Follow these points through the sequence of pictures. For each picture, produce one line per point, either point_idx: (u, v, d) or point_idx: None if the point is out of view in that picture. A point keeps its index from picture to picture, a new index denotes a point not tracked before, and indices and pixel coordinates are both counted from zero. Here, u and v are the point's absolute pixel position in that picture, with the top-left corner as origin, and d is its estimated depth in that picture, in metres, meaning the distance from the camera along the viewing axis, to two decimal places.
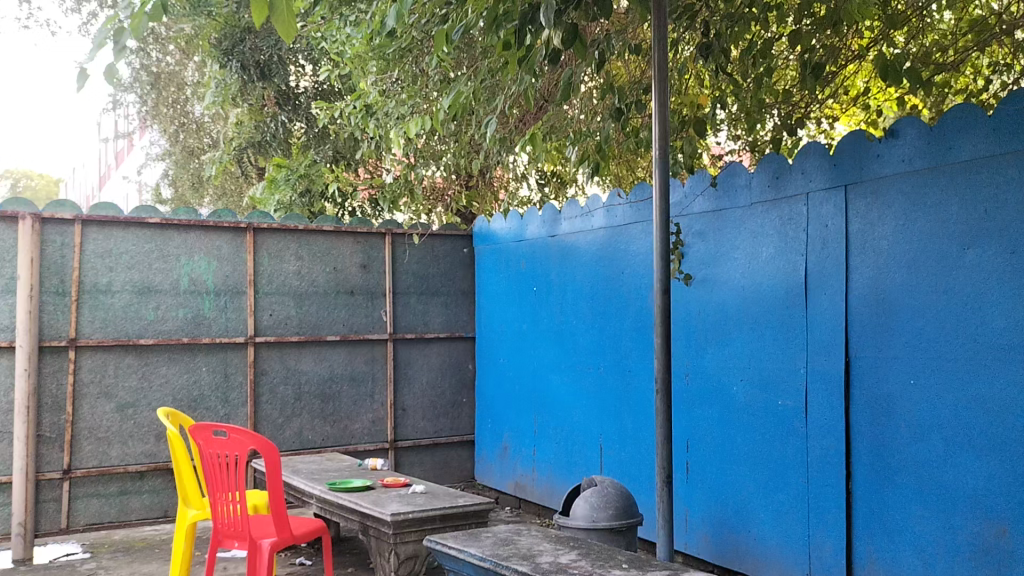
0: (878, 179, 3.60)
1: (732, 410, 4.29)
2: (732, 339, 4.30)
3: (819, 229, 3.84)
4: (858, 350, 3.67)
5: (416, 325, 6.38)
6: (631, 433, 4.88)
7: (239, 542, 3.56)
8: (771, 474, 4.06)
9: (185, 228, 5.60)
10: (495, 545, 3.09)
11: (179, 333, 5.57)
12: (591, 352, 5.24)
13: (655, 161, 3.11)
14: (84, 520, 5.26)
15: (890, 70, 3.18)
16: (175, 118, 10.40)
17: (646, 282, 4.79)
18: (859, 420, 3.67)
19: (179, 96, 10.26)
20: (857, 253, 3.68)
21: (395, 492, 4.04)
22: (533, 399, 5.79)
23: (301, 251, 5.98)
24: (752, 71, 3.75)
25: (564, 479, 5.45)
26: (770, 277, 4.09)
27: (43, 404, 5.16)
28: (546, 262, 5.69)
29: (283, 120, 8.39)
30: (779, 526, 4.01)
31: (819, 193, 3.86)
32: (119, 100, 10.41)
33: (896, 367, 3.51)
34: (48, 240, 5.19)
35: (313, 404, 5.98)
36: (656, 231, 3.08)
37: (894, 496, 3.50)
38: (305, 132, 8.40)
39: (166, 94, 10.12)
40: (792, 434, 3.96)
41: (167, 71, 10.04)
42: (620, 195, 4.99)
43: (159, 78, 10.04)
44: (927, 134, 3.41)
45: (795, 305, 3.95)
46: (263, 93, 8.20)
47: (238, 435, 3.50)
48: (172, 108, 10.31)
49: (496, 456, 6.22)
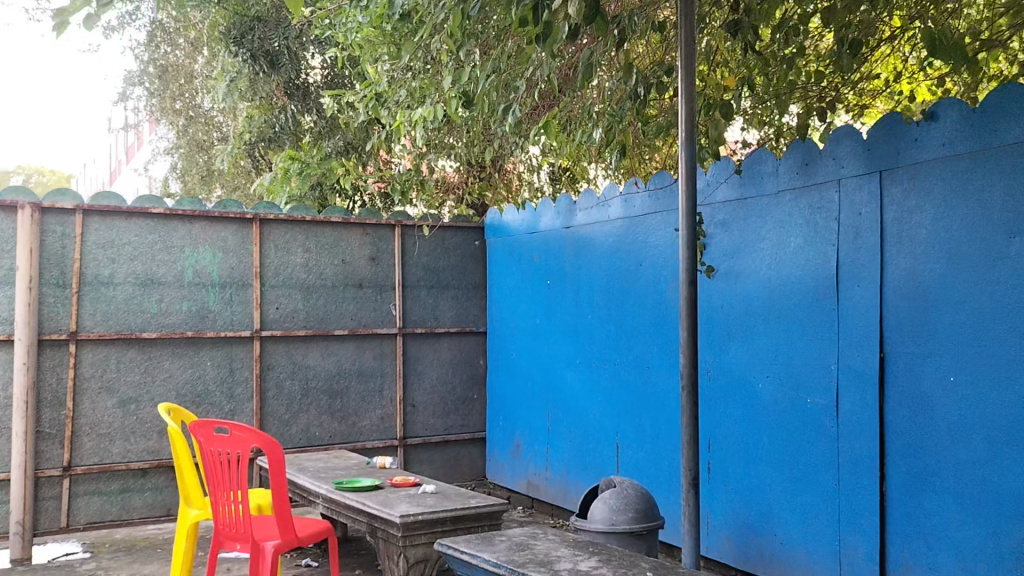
0: (916, 165, 3.40)
1: (757, 408, 4.10)
2: (757, 333, 4.11)
3: (852, 218, 3.65)
4: (893, 345, 3.48)
5: (427, 319, 6.21)
6: (649, 432, 4.70)
7: (241, 544, 3.39)
8: (799, 475, 3.87)
9: (189, 219, 5.44)
10: (510, 550, 2.91)
11: (183, 326, 5.41)
12: (607, 347, 5.06)
13: (682, 143, 2.90)
14: (85, 519, 5.11)
15: (934, 46, 2.99)
16: (184, 111, 10.26)
17: (666, 275, 4.60)
18: (894, 420, 3.47)
19: (188, 88, 10.13)
20: (893, 242, 3.49)
21: (404, 492, 3.87)
22: (546, 396, 5.62)
23: (308, 242, 5.81)
24: (782, 51, 3.57)
25: (579, 478, 5.27)
26: (798, 269, 3.90)
27: (43, 399, 5.01)
28: (561, 254, 5.50)
29: (292, 111, 8.16)
30: (807, 529, 3.83)
31: (852, 179, 3.67)
32: (128, 92, 10.29)
33: (935, 363, 3.31)
34: (49, 230, 5.03)
35: (320, 400, 5.81)
36: (683, 219, 2.88)
37: (932, 500, 3.31)
38: (315, 123, 8.22)
39: (175, 87, 10.03)
40: (821, 433, 3.77)
41: (175, 64, 9.92)
42: (638, 184, 4.81)
43: (168, 71, 9.93)
44: (969, 116, 3.20)
45: (825, 298, 3.76)
46: (273, 84, 8.04)
47: (241, 432, 3.33)
48: (181, 100, 10.18)
49: (508, 455, 6.05)
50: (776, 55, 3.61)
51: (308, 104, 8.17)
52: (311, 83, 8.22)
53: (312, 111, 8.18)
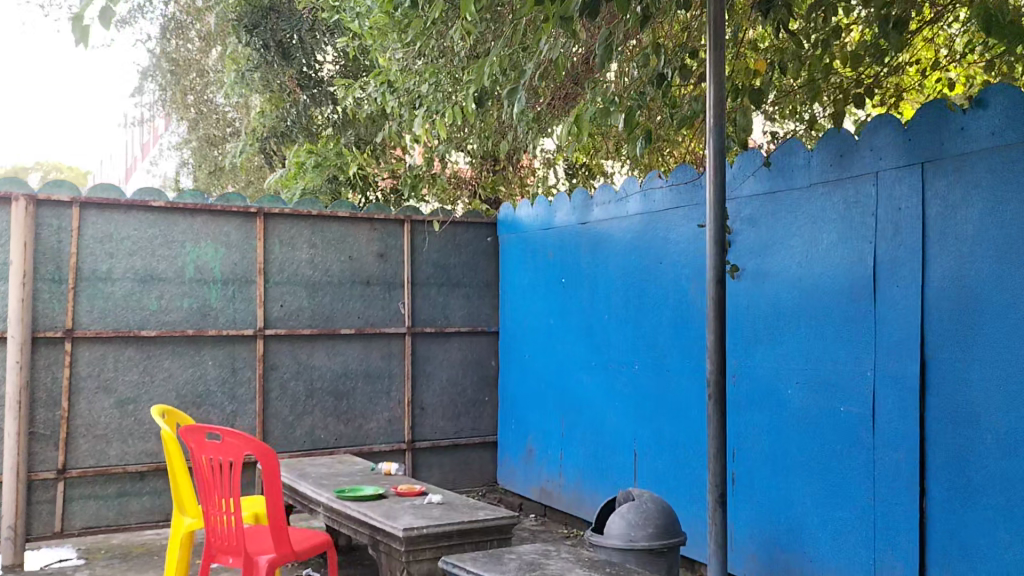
0: (962, 156, 3.14)
1: (787, 416, 3.85)
2: (787, 337, 3.86)
3: (891, 213, 3.40)
4: (935, 350, 3.21)
5: (436, 318, 5.99)
6: (670, 439, 4.46)
7: (234, 557, 3.18)
8: (831, 488, 3.62)
9: (191, 213, 5.24)
10: (520, 570, 2.69)
11: (184, 324, 5.21)
12: (625, 349, 4.82)
13: (710, 128, 2.60)
14: (80, 524, 4.92)
15: (991, 23, 2.74)
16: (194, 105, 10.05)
17: (688, 273, 4.36)
18: (934, 432, 3.22)
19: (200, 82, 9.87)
20: (936, 239, 3.23)
21: (409, 502, 3.65)
22: (560, 399, 5.39)
23: (314, 238, 5.60)
24: (817, 32, 3.32)
25: (594, 486, 5.04)
26: (831, 268, 3.65)
27: (37, 399, 4.82)
28: (577, 252, 5.27)
29: (305, 103, 7.88)
30: (839, 546, 3.57)
31: (891, 172, 3.41)
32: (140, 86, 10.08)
33: (981, 370, 3.05)
34: (44, 224, 4.84)
35: (326, 402, 5.60)
36: (710, 213, 2.58)
37: (975, 519, 3.05)
38: (328, 117, 7.95)
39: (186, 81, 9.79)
40: (856, 443, 3.52)
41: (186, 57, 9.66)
42: (659, 178, 4.56)
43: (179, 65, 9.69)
44: (1022, 102, 2.93)
45: (860, 299, 3.51)
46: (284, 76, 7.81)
47: (234, 439, 3.12)
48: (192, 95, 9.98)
49: (520, 460, 5.82)
50: (810, 36, 3.36)
51: (321, 96, 7.90)
52: (324, 77, 7.94)
53: (324, 103, 7.92)
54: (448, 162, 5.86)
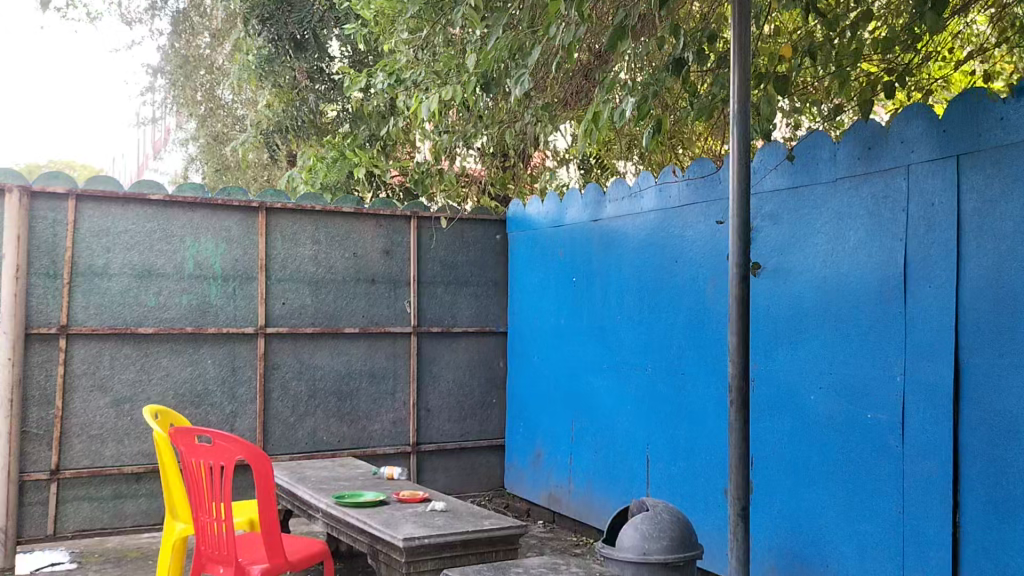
0: (1001, 148, 2.94)
1: (810, 422, 3.65)
2: (811, 339, 3.66)
3: (923, 208, 3.20)
4: (969, 354, 3.01)
5: (443, 317, 5.81)
6: (685, 445, 4.27)
7: (224, 567, 3.02)
8: (857, 499, 3.43)
9: (191, 206, 5.08)
10: None
11: (183, 322, 5.05)
12: (638, 350, 4.64)
13: (735, 113, 2.41)
14: (74, 526, 4.77)
15: None
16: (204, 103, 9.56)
17: (705, 271, 4.17)
18: (968, 441, 3.02)
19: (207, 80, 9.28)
20: (971, 236, 3.03)
21: (411, 510, 3.47)
22: (569, 402, 5.21)
23: (318, 234, 5.44)
24: (847, 17, 3.13)
25: (605, 492, 4.85)
26: (858, 266, 3.46)
27: (30, 397, 4.67)
28: (589, 249, 5.08)
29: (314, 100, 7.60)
30: (866, 561, 3.37)
31: (922, 165, 3.22)
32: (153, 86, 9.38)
33: (1020, 375, 2.85)
34: (39, 216, 4.69)
35: (328, 402, 5.44)
36: (733, 205, 2.41)
37: (1013, 535, 2.84)
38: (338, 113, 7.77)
39: (196, 79, 9.19)
40: (883, 452, 3.32)
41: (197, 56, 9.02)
42: (676, 172, 4.37)
43: (189, 63, 9.01)
44: None
45: (889, 300, 3.32)
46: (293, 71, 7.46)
47: (225, 442, 2.95)
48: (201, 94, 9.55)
49: (528, 464, 5.64)
50: (840, 20, 3.17)
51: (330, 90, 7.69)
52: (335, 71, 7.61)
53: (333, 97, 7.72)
54: (456, 157, 5.69)
